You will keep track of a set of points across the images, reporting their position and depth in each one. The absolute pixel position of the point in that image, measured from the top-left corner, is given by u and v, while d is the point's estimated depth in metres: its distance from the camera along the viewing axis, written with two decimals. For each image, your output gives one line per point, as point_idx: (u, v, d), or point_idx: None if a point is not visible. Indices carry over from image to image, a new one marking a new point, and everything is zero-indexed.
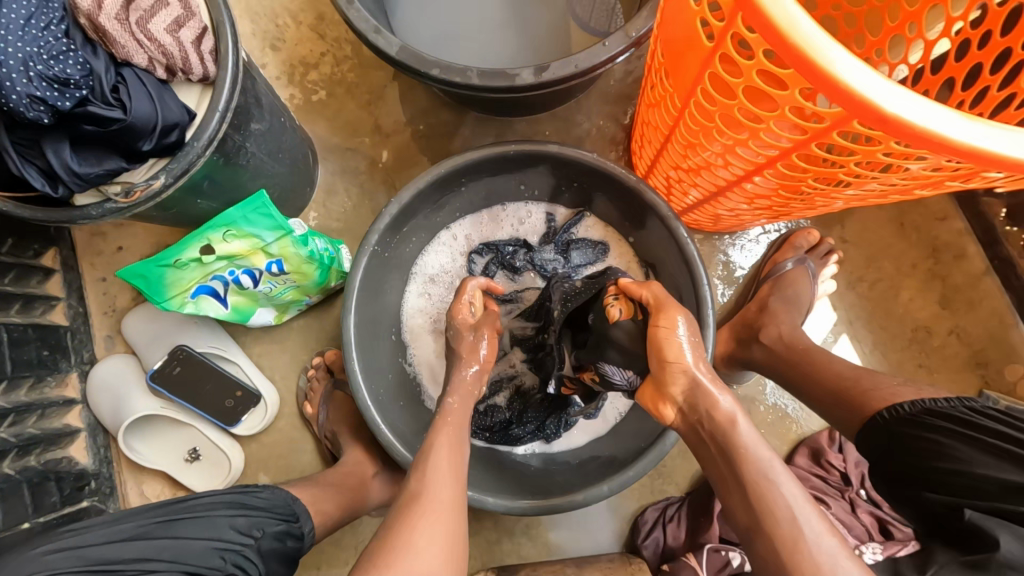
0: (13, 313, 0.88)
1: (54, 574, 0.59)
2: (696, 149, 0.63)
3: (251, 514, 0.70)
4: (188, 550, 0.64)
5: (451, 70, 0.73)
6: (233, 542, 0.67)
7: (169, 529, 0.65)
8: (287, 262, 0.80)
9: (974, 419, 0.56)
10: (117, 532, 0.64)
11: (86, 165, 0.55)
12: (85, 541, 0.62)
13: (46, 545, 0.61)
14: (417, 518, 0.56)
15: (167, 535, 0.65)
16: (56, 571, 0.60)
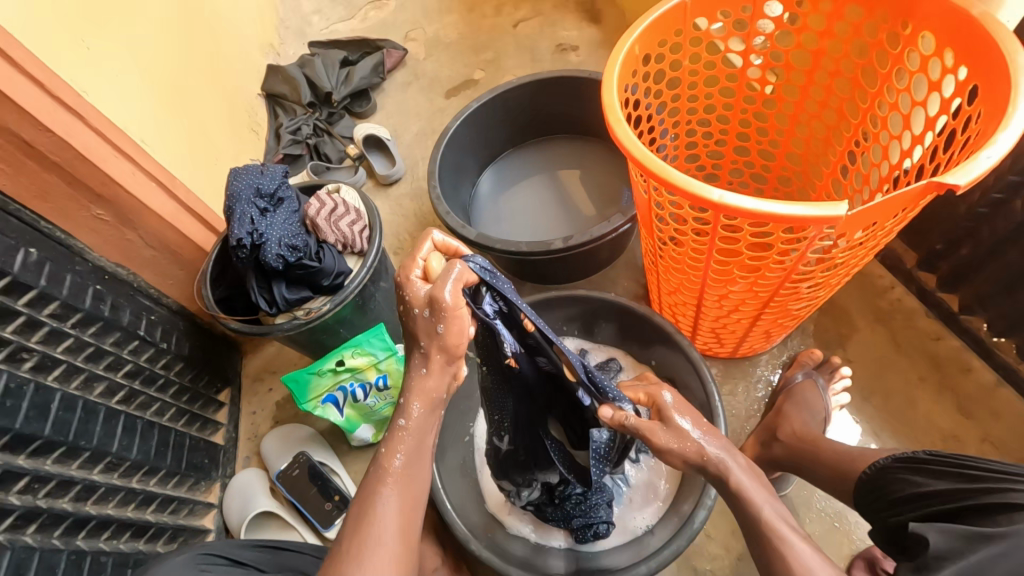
0: (195, 427, 1.21)
1: (204, 567, 0.79)
2: (673, 267, 0.88)
3: (322, 557, 0.92)
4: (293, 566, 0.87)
5: (509, 245, 1.13)
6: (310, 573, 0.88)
7: (273, 554, 0.88)
8: (390, 378, 1.10)
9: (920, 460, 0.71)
10: (243, 548, 0.86)
11: (292, 294, 0.95)
12: (222, 550, 0.84)
13: (186, 551, 0.80)
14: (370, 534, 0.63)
15: (274, 556, 0.87)
16: (200, 566, 0.78)
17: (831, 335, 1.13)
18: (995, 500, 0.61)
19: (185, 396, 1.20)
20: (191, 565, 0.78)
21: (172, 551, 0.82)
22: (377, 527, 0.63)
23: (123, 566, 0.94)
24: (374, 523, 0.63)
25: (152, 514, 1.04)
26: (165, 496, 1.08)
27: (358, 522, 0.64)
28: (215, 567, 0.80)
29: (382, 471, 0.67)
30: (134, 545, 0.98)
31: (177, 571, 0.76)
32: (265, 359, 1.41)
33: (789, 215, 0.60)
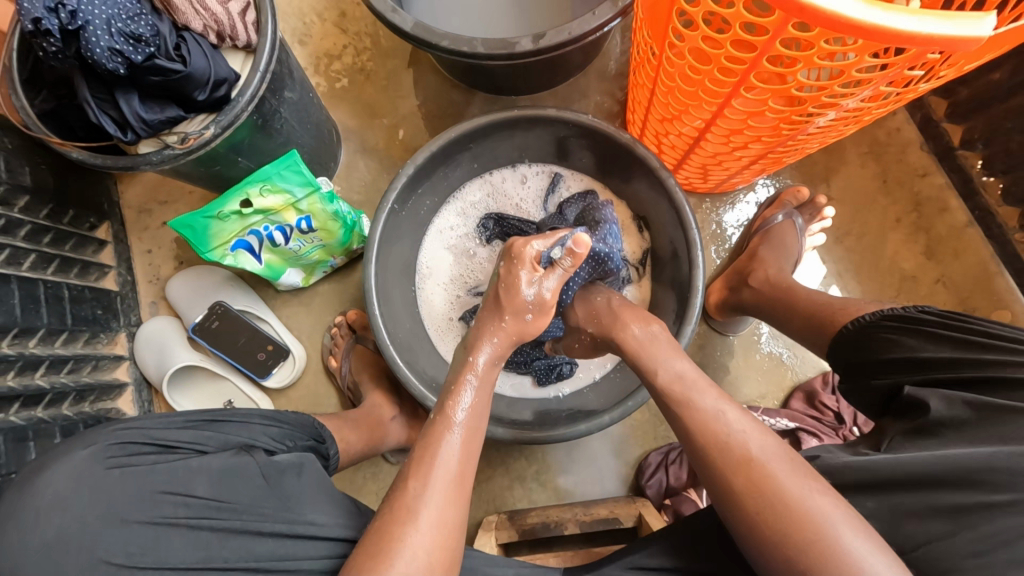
0: (72, 275, 0.98)
1: (118, 464, 0.57)
2: (680, 87, 0.68)
3: (287, 426, 0.71)
4: (235, 439, 0.65)
5: (459, 42, 0.84)
6: (273, 446, 0.68)
7: (215, 425, 0.66)
8: (315, 219, 0.90)
9: (915, 316, 0.62)
10: (171, 426, 0.63)
11: (151, 112, 0.65)
12: (142, 431, 0.61)
13: (84, 444, 0.57)
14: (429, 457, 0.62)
15: (217, 432, 0.65)
16: (109, 465, 0.57)
17: (817, 170, 1.02)
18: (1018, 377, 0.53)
19: (46, 239, 0.94)
20: (95, 466, 0.56)
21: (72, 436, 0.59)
22: (439, 472, 0.61)
23: (22, 441, 0.82)
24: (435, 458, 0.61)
25: (43, 380, 0.88)
26: (56, 357, 0.91)
27: (420, 464, 0.61)
28: (137, 461, 0.58)
29: (445, 418, 0.65)
30: (29, 415, 0.85)
31: (74, 476, 0.55)
32: (149, 186, 1.13)
33: (909, 34, 0.41)
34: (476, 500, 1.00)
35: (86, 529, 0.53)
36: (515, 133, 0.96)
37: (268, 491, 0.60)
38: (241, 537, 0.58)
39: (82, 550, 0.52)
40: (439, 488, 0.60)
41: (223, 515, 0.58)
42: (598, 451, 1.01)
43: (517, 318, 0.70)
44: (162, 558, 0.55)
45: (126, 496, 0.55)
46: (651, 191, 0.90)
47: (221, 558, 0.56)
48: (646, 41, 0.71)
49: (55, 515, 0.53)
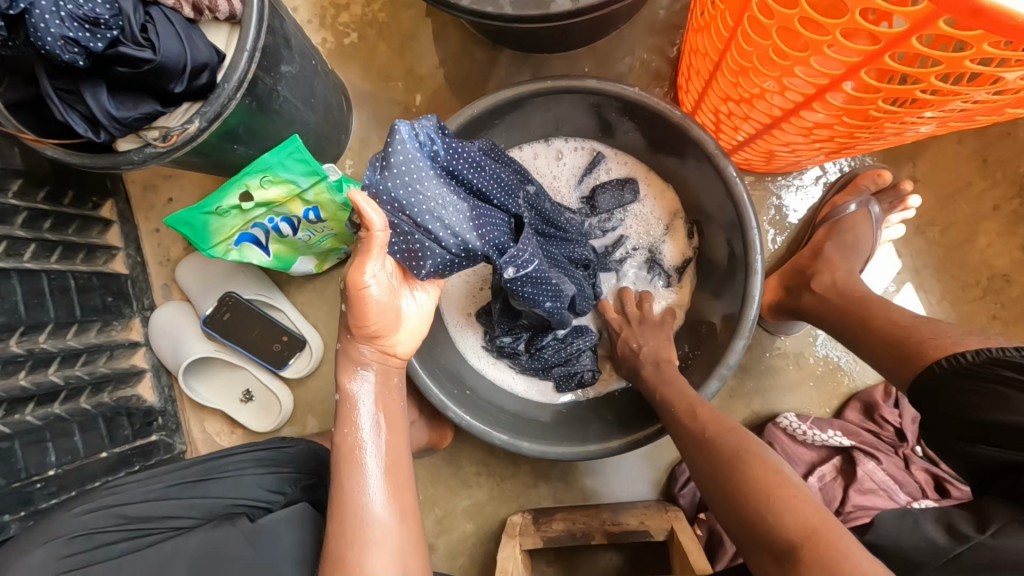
0: (78, 261, 0.94)
1: (90, 553, 0.60)
2: (759, 67, 0.55)
3: (272, 474, 0.70)
4: (213, 505, 0.66)
5: (482, 1, 0.70)
6: (262, 496, 0.68)
7: (197, 489, 0.67)
8: (323, 210, 0.81)
9: None
10: (148, 499, 0.65)
11: (123, 109, 0.56)
12: (117, 511, 0.63)
13: (56, 536, 0.59)
14: (356, 491, 0.58)
15: (194, 497, 0.66)
16: (83, 554, 0.59)
17: (904, 146, 0.87)
18: None
19: (45, 225, 0.89)
20: (69, 559, 0.58)
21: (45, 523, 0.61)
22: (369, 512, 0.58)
23: (40, 441, 0.80)
24: (355, 499, 0.58)
25: (57, 375, 0.86)
26: (68, 351, 0.88)
27: (343, 510, 0.57)
28: (114, 544, 0.61)
29: (356, 457, 0.60)
30: (46, 413, 0.83)
31: (50, 572, 0.57)
32: None
33: None
34: (499, 498, 0.97)
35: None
36: (549, 108, 0.83)
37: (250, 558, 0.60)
38: None
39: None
40: (375, 525, 0.57)
41: None
42: (629, 453, 0.96)
43: (378, 344, 0.61)
44: None
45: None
46: (707, 179, 0.77)
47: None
48: (719, 5, 0.56)
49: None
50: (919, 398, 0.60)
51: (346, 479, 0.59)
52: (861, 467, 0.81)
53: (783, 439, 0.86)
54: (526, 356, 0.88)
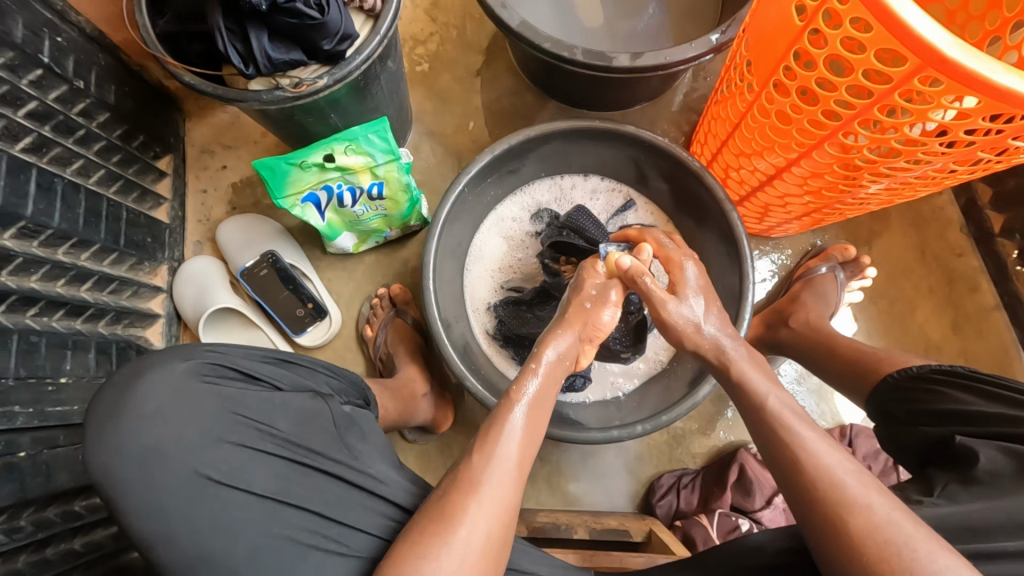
0: (131, 198, 0.99)
1: (209, 382, 0.61)
2: (774, 126, 0.72)
3: (341, 382, 0.72)
4: (305, 382, 0.67)
5: (560, 47, 0.88)
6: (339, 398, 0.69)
7: (291, 365, 0.68)
8: (386, 187, 0.92)
9: (972, 374, 0.64)
10: (255, 358, 0.66)
11: (278, 52, 0.68)
12: (229, 357, 0.64)
13: (184, 358, 0.61)
14: (493, 434, 0.62)
15: (292, 371, 0.67)
16: (204, 379, 0.61)
17: (862, 231, 1.08)
18: None
19: (115, 158, 0.95)
20: (186, 380, 0.60)
21: (172, 348, 0.63)
22: (502, 451, 0.60)
23: (61, 349, 0.81)
24: (501, 437, 0.61)
25: (88, 294, 0.88)
26: (104, 274, 0.91)
27: (484, 440, 0.61)
28: (227, 383, 0.62)
29: (515, 395, 0.65)
30: (70, 325, 0.84)
31: (174, 386, 0.59)
32: (217, 128, 1.14)
33: None
34: None
35: (184, 440, 0.57)
36: (590, 146, 1.00)
37: (338, 442, 0.63)
38: (313, 475, 0.60)
39: (179, 457, 0.57)
40: (499, 466, 0.59)
41: (296, 452, 0.60)
42: (613, 463, 1.02)
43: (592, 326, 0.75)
44: (249, 482, 0.58)
45: (211, 416, 0.59)
46: (713, 230, 0.95)
47: (297, 494, 0.59)
48: (744, 77, 0.75)
49: (158, 419, 0.57)
50: (876, 405, 0.71)
51: (496, 419, 0.64)
52: None
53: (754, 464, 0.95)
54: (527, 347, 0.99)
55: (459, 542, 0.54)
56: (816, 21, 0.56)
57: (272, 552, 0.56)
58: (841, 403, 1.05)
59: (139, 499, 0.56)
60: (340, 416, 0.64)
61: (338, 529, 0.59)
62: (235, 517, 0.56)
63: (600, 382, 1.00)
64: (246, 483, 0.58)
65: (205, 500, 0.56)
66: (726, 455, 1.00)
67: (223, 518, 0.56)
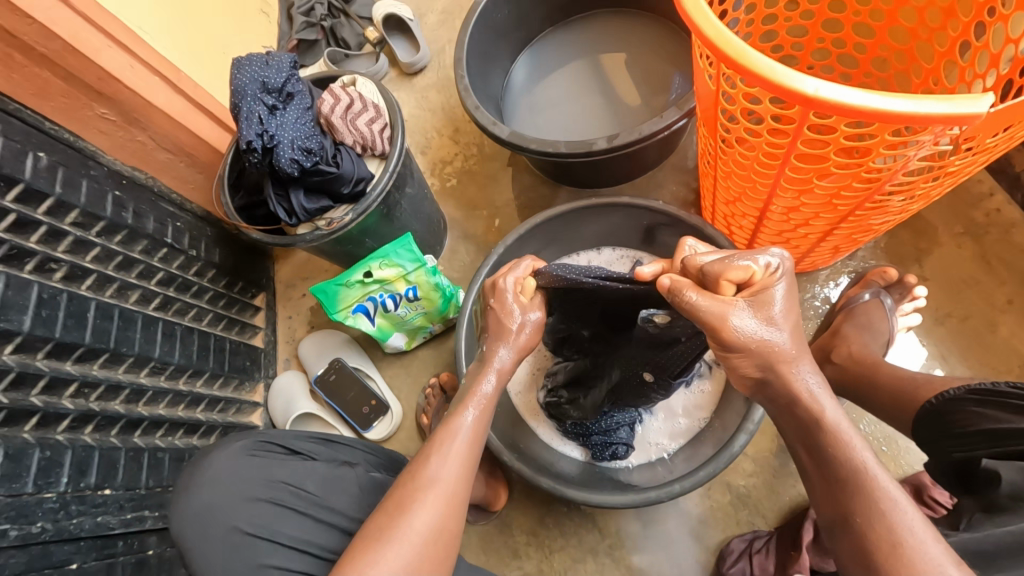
0: (234, 331, 1.23)
1: (256, 454, 0.75)
2: (731, 173, 0.77)
3: (378, 458, 0.84)
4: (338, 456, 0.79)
5: (546, 145, 1.01)
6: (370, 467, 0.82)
7: (328, 443, 0.81)
8: (420, 289, 1.06)
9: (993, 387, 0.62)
10: (299, 438, 0.80)
11: (311, 203, 0.88)
12: (277, 437, 0.78)
13: (239, 438, 0.76)
14: (424, 462, 0.64)
15: (329, 448, 0.80)
16: (252, 453, 0.75)
17: (907, 250, 1.01)
18: None
19: (220, 302, 1.21)
20: (240, 452, 0.74)
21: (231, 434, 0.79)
22: (433, 478, 0.63)
23: (180, 460, 1.00)
24: (431, 466, 0.64)
25: (201, 413, 1.09)
26: (212, 396, 1.12)
27: (420, 469, 0.64)
28: (270, 455, 0.76)
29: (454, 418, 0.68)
30: (188, 441, 1.04)
31: (230, 458, 0.74)
32: (297, 264, 1.40)
33: (911, 115, 0.48)
34: (547, 570, 1.00)
35: (230, 501, 0.70)
36: (593, 221, 1.09)
37: (361, 501, 0.74)
38: (336, 531, 0.72)
39: (225, 514, 0.69)
40: (436, 495, 0.62)
41: (321, 511, 0.72)
42: (677, 531, 0.98)
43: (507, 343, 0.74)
44: (275, 534, 0.69)
45: (256, 477, 0.72)
46: None
47: (317, 545, 0.70)
48: (705, 137, 0.81)
49: (214, 484, 0.71)
50: (923, 435, 0.70)
51: (449, 423, 0.68)
52: None
53: None
54: (569, 422, 0.99)
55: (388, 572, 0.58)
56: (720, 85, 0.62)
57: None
58: None
59: (193, 549, 0.68)
60: (365, 480, 0.77)
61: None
62: (265, 566, 0.67)
63: (643, 444, 1.00)
64: (276, 537, 0.69)
65: (242, 550, 0.68)
66: (800, 512, 0.92)
67: (255, 563, 0.67)
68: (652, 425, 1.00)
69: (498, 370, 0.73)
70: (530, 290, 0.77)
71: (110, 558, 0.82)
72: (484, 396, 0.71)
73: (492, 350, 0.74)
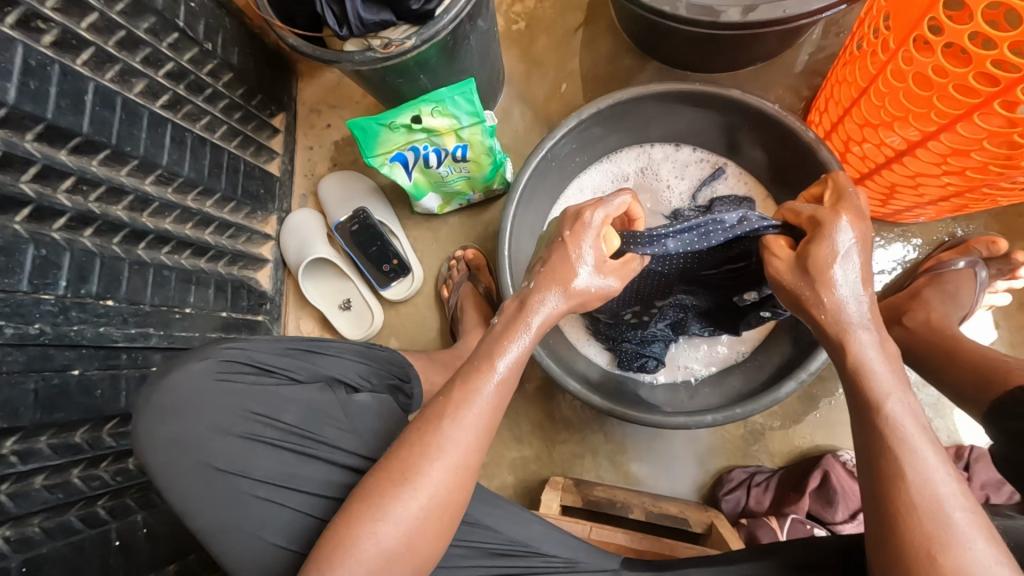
0: (248, 152, 1.09)
1: (224, 378, 0.68)
2: (900, 90, 0.63)
3: (369, 365, 0.78)
4: (319, 372, 0.73)
5: (662, 1, 0.81)
6: (357, 383, 0.76)
7: (308, 357, 0.74)
8: (470, 149, 0.92)
9: None
10: (272, 353, 0.72)
11: (369, 13, 0.70)
12: (246, 353, 0.70)
13: (199, 358, 0.67)
14: (459, 397, 0.55)
15: (309, 363, 0.73)
16: (219, 378, 0.67)
17: (1021, 224, 0.90)
18: None
19: (236, 115, 1.05)
20: (205, 377, 0.67)
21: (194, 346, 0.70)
22: (471, 413, 0.55)
23: (187, 282, 0.93)
24: (468, 402, 0.55)
25: (210, 237, 0.99)
26: (223, 220, 1.01)
27: (454, 405, 0.55)
28: (240, 379, 0.68)
29: (490, 357, 0.57)
30: (195, 264, 0.96)
31: (193, 386, 0.66)
32: (325, 88, 1.21)
33: None
34: (544, 458, 1.02)
35: (198, 433, 0.65)
36: (685, 111, 0.92)
37: (346, 427, 0.70)
38: (317, 462, 0.67)
39: (194, 450, 0.65)
40: (467, 433, 0.55)
41: (303, 441, 0.68)
42: (681, 450, 0.98)
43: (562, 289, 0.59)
44: (253, 469, 0.66)
45: (226, 410, 0.66)
46: None
47: (301, 477, 0.67)
48: (878, 34, 0.65)
49: (178, 415, 0.65)
50: (994, 421, 0.67)
51: (467, 384, 0.56)
52: None
53: (841, 473, 0.87)
54: (603, 327, 0.93)
55: (416, 497, 0.53)
56: None
57: (275, 529, 0.65)
58: (959, 416, 0.91)
59: (163, 483, 0.65)
60: (349, 403, 0.71)
61: (325, 505, 0.67)
62: (242, 501, 0.65)
63: (672, 366, 0.95)
64: (252, 471, 0.66)
65: (217, 487, 0.65)
66: (809, 459, 0.92)
67: (233, 500, 0.65)
68: (686, 348, 0.95)
69: (536, 325, 0.59)
70: (614, 248, 0.62)
71: (113, 369, 0.78)
72: (514, 354, 0.57)
73: (540, 293, 0.59)
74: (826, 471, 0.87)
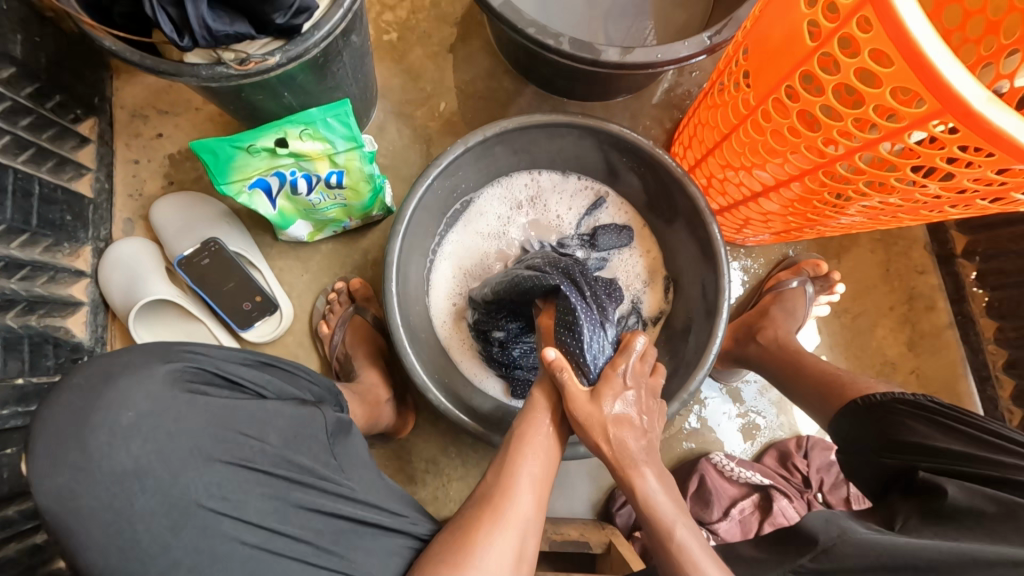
0: (45, 169, 0.86)
1: (193, 388, 0.58)
2: (759, 142, 0.69)
3: (319, 388, 0.72)
4: (287, 390, 0.66)
5: (545, 33, 0.81)
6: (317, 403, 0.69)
7: (269, 371, 0.67)
8: (346, 176, 0.83)
9: (926, 408, 0.72)
10: (235, 362, 0.64)
11: (219, 23, 0.59)
12: (214, 361, 0.62)
13: (165, 361, 0.58)
14: (470, 530, 0.58)
15: (274, 378, 0.66)
16: (188, 387, 0.58)
17: (832, 246, 1.08)
18: (998, 474, 0.63)
19: (23, 122, 0.81)
20: (170, 385, 0.57)
21: (139, 349, 0.59)
22: (502, 528, 0.58)
23: None
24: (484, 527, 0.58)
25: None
26: (11, 260, 0.78)
27: (470, 533, 0.58)
28: (210, 389, 0.59)
29: (507, 496, 0.60)
30: None
31: (156, 395, 0.56)
32: (153, 90, 1.00)
33: None
34: (442, 498, 0.97)
35: (174, 452, 0.55)
36: (567, 142, 0.94)
37: (327, 456, 0.62)
38: (309, 490, 0.59)
39: (163, 479, 0.54)
40: (504, 543, 0.57)
41: (285, 467, 0.59)
42: (575, 470, 1.01)
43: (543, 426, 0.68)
44: (238, 509, 0.56)
45: (201, 425, 0.57)
46: (689, 239, 0.91)
47: (287, 523, 0.57)
48: (738, 89, 0.71)
49: (130, 433, 0.54)
50: (837, 427, 0.79)
51: (483, 520, 0.59)
52: (776, 503, 0.93)
53: (714, 473, 0.97)
54: (497, 348, 0.92)
55: None
56: (829, 46, 0.52)
57: None
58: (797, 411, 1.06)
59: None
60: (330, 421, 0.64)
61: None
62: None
63: None
64: (239, 507, 0.56)
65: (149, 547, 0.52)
66: (687, 464, 1.01)
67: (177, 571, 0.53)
68: None
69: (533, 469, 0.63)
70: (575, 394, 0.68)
71: None
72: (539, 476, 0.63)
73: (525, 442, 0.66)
74: (703, 474, 0.96)
